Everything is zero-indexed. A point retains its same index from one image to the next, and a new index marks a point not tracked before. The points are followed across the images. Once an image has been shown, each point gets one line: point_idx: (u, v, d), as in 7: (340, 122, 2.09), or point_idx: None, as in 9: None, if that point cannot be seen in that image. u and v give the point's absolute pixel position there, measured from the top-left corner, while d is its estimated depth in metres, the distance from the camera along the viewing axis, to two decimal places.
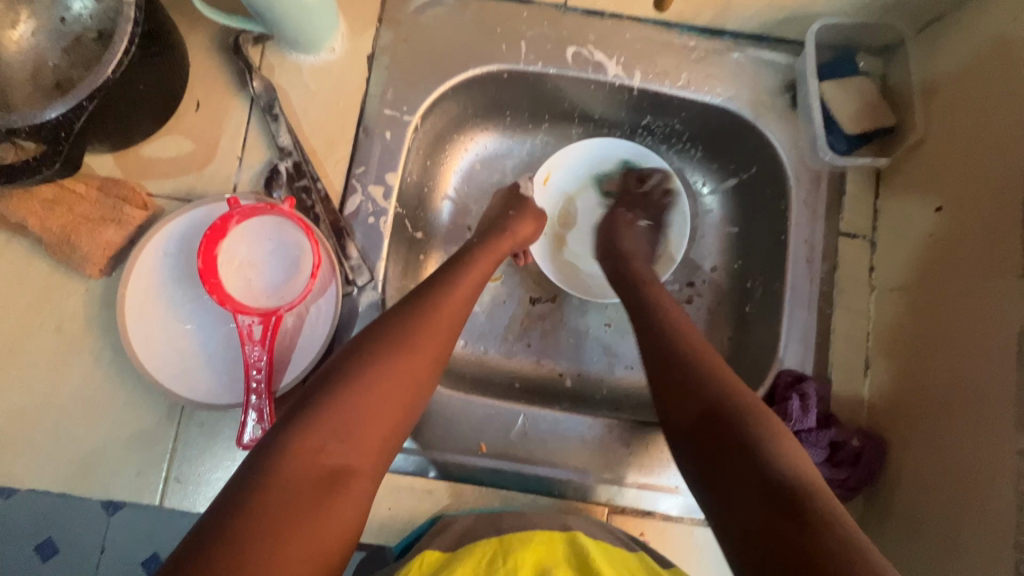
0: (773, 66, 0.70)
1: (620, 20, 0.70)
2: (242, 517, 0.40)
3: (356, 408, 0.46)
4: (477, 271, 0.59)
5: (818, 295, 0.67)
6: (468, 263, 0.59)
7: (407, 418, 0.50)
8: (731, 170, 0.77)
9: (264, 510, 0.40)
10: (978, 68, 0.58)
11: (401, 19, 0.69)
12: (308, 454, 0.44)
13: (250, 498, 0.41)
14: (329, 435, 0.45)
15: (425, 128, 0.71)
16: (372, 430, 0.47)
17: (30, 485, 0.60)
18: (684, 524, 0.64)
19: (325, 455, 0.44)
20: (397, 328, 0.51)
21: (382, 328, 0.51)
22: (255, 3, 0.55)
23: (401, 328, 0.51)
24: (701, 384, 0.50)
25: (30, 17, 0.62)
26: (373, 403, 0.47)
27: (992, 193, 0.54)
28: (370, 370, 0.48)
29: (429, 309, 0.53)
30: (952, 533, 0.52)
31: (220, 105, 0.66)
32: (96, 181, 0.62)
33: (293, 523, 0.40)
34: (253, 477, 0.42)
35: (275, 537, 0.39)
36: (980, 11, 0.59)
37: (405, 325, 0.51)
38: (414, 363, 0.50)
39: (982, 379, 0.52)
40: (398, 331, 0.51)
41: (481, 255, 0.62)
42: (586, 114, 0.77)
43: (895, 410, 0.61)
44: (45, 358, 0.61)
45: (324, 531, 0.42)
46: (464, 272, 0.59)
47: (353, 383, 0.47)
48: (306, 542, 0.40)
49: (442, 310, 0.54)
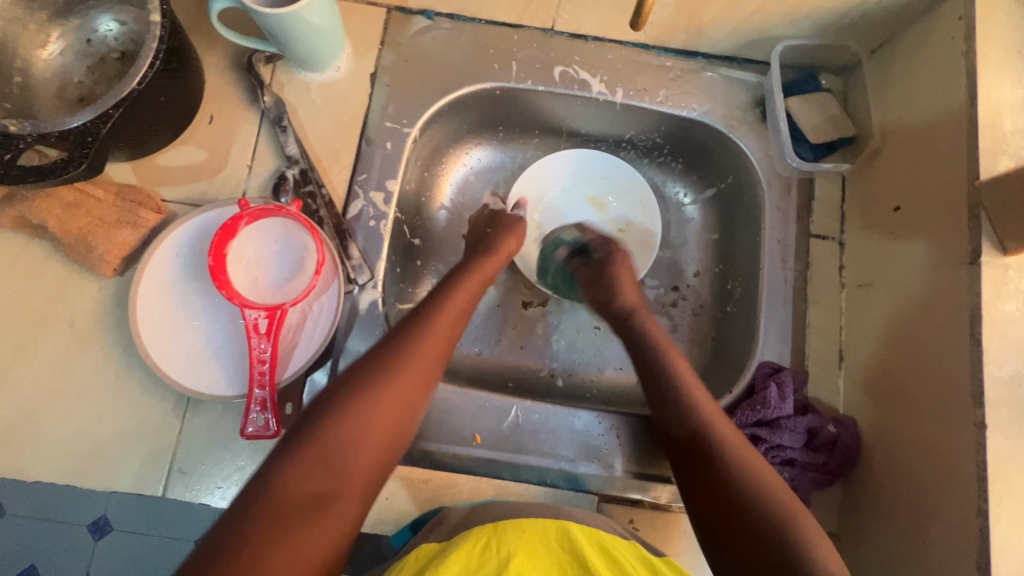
0: (744, 83, 0.76)
1: (602, 43, 0.76)
2: (233, 534, 0.42)
3: (346, 435, 0.49)
4: (465, 298, 0.63)
5: (792, 292, 0.71)
6: (456, 290, 0.63)
7: (397, 443, 0.52)
8: (710, 181, 0.82)
9: (255, 528, 0.43)
10: (922, 83, 0.64)
11: (401, 41, 0.75)
12: (294, 479, 0.46)
13: (247, 514, 0.44)
14: (315, 462, 0.47)
15: (423, 140, 0.76)
16: (362, 455, 0.49)
17: (39, 477, 0.62)
18: (672, 512, 0.66)
19: (311, 479, 0.46)
20: (383, 358, 0.54)
21: (373, 357, 0.54)
22: (269, 26, 0.61)
23: (387, 356, 0.54)
24: (695, 413, 0.57)
25: (59, 38, 0.67)
26: (360, 430, 0.49)
27: (942, 190, 0.59)
28: (359, 396, 0.51)
29: (417, 339, 0.56)
30: (925, 509, 0.54)
31: (232, 119, 0.71)
32: (113, 187, 0.66)
33: (281, 541, 0.43)
34: (256, 485, 0.45)
35: (262, 555, 0.42)
36: (923, 31, 0.65)
37: (393, 356, 0.54)
38: (404, 391, 0.53)
39: (940, 361, 0.55)
40: (388, 362, 0.53)
41: (470, 278, 0.65)
42: (573, 129, 0.83)
43: (867, 397, 0.65)
44: (57, 354, 0.64)
45: (308, 552, 0.43)
46: (452, 297, 0.62)
47: (346, 410, 0.50)
48: (292, 560, 0.42)
49: (430, 341, 0.56)
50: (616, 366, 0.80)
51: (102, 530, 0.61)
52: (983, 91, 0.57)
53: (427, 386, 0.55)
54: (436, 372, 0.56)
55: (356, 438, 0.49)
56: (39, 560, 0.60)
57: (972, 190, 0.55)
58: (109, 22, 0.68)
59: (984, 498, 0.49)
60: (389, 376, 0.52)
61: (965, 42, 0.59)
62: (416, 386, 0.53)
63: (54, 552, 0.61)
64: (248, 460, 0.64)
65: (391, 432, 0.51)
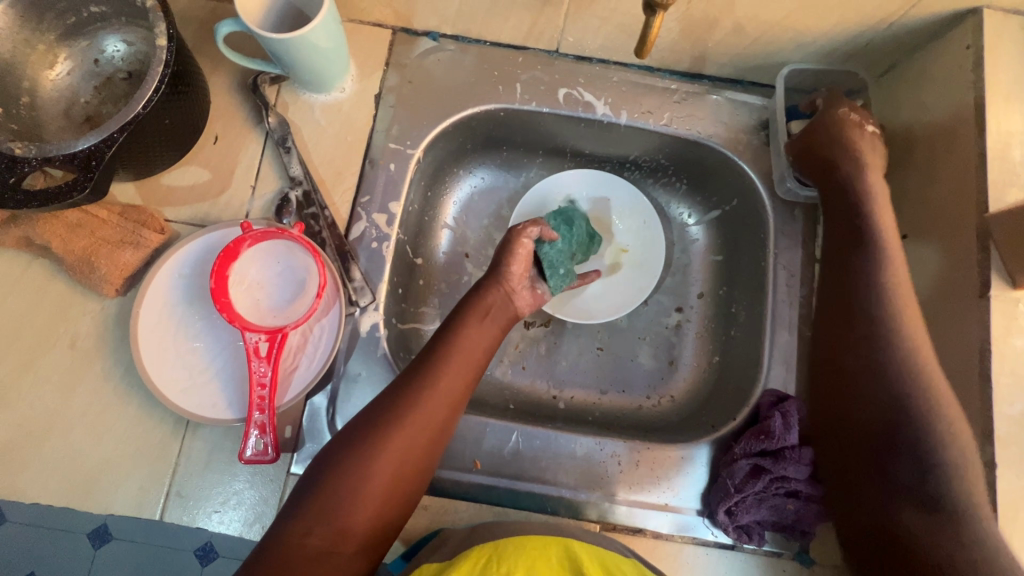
0: (750, 106, 0.76)
1: (607, 65, 0.76)
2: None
3: (345, 494, 0.52)
4: (476, 335, 0.63)
5: (798, 318, 0.71)
6: (466, 325, 0.63)
7: (401, 494, 0.54)
8: (714, 203, 0.82)
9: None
10: (930, 110, 0.64)
11: (406, 63, 0.75)
12: (296, 536, 0.50)
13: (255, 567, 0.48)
14: (315, 520, 0.51)
15: (427, 161, 0.76)
16: (360, 512, 0.52)
17: (36, 498, 0.62)
18: (674, 541, 0.65)
19: (312, 536, 0.50)
20: (382, 414, 0.55)
21: (374, 413, 0.56)
22: (274, 50, 0.61)
23: (388, 412, 0.56)
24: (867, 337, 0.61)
25: (67, 59, 0.67)
26: (358, 487, 0.52)
27: (949, 223, 0.60)
28: (358, 454, 0.53)
29: (420, 394, 0.57)
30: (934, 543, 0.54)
31: (237, 139, 0.71)
32: (117, 208, 0.67)
33: None
34: (265, 541, 0.50)
35: None
36: (929, 59, 0.65)
37: (394, 411, 0.56)
38: (402, 447, 0.54)
39: (949, 394, 0.55)
40: (385, 420, 0.55)
41: (476, 301, 0.66)
42: (577, 150, 0.83)
43: None
44: (58, 374, 0.64)
45: None
46: (462, 335, 0.62)
47: (347, 469, 0.52)
48: None
49: (436, 393, 0.57)
50: (619, 389, 0.79)
51: (103, 538, 0.63)
52: (991, 123, 0.57)
53: (432, 439, 0.56)
54: (442, 424, 0.57)
55: (354, 496, 0.52)
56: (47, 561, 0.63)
57: (980, 223, 0.56)
58: (116, 43, 0.68)
59: None
60: (388, 435, 0.54)
61: (974, 71, 0.59)
62: (420, 441, 0.55)
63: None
64: (246, 483, 0.63)
65: (390, 491, 0.53)
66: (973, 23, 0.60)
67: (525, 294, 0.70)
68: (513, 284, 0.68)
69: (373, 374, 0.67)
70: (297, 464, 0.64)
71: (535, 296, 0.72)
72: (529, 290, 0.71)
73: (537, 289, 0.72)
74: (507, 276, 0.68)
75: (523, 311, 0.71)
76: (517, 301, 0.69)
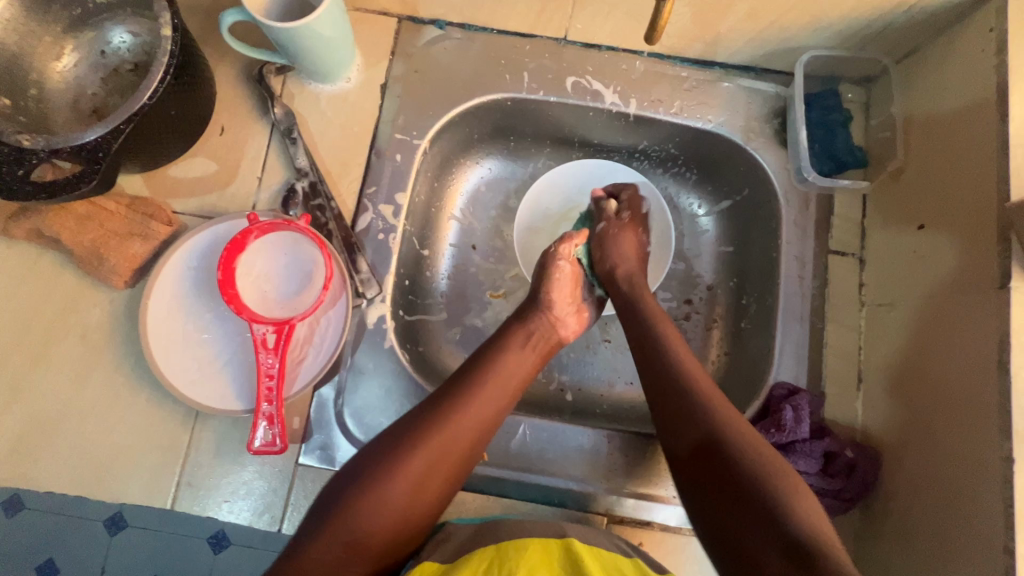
0: (762, 94, 0.74)
1: (616, 53, 0.74)
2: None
3: (366, 509, 0.51)
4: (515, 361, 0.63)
5: (809, 310, 0.70)
6: (505, 349, 0.63)
7: (422, 512, 0.54)
8: (725, 193, 0.80)
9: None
10: (951, 97, 0.62)
11: (413, 52, 0.74)
12: (316, 547, 0.50)
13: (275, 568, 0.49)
14: (336, 531, 0.51)
15: (433, 152, 0.76)
16: (378, 528, 0.52)
17: (49, 486, 0.63)
18: (682, 534, 0.65)
19: (329, 551, 0.50)
20: (409, 433, 0.55)
21: (400, 431, 0.56)
22: (278, 39, 0.61)
23: (416, 431, 0.55)
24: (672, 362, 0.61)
25: (74, 50, 0.67)
26: (381, 503, 0.52)
27: (966, 213, 0.58)
28: (382, 470, 0.53)
29: (451, 414, 0.57)
30: (955, 533, 0.53)
31: (243, 130, 0.71)
32: (125, 199, 0.67)
33: None
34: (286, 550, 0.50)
35: None
36: (952, 44, 0.63)
37: (422, 429, 0.55)
38: (427, 467, 0.54)
39: (970, 386, 0.54)
40: (408, 442, 0.54)
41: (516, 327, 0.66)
42: (585, 139, 0.82)
43: (895, 433, 0.62)
44: (68, 366, 0.65)
45: None
46: (502, 360, 0.62)
47: (370, 485, 0.52)
48: None
49: (468, 415, 0.57)
50: (627, 381, 0.78)
51: (118, 525, 0.62)
52: (1014, 108, 0.55)
53: (460, 461, 0.56)
54: (470, 446, 0.57)
55: (373, 513, 0.52)
56: (58, 554, 0.61)
57: (1001, 212, 0.54)
58: (122, 34, 0.68)
59: (1011, 537, 0.48)
60: (414, 453, 0.54)
61: (996, 55, 0.57)
62: (446, 461, 0.55)
63: (72, 546, 0.62)
64: (255, 474, 0.64)
65: (410, 509, 0.53)
66: (996, 6, 0.58)
67: (570, 321, 0.69)
68: (556, 310, 0.68)
69: (380, 367, 0.67)
70: (305, 455, 0.64)
71: (581, 321, 0.71)
72: (575, 318, 0.70)
73: (585, 314, 0.72)
74: (550, 303, 0.68)
75: (569, 338, 0.70)
76: (563, 328, 0.69)
